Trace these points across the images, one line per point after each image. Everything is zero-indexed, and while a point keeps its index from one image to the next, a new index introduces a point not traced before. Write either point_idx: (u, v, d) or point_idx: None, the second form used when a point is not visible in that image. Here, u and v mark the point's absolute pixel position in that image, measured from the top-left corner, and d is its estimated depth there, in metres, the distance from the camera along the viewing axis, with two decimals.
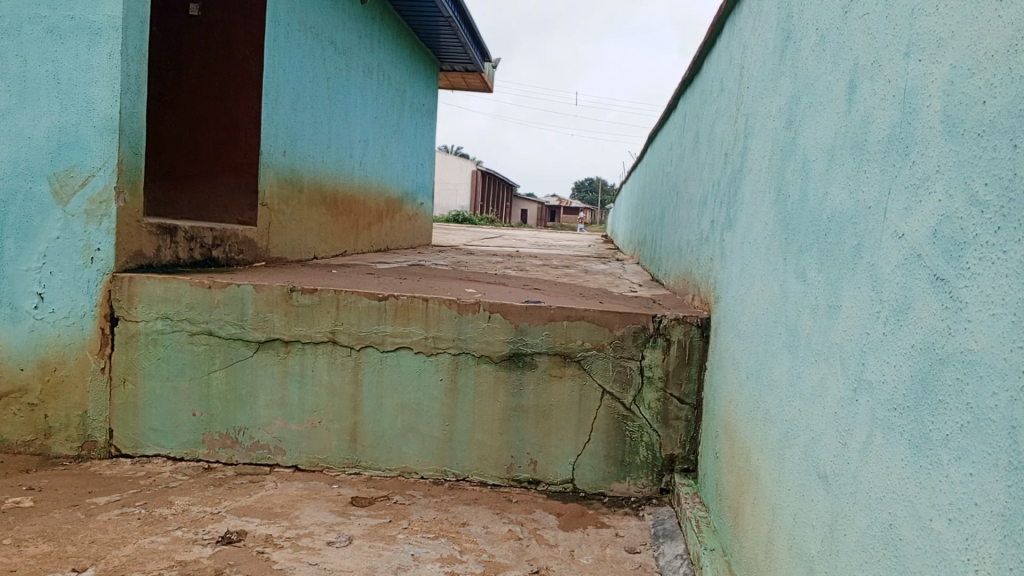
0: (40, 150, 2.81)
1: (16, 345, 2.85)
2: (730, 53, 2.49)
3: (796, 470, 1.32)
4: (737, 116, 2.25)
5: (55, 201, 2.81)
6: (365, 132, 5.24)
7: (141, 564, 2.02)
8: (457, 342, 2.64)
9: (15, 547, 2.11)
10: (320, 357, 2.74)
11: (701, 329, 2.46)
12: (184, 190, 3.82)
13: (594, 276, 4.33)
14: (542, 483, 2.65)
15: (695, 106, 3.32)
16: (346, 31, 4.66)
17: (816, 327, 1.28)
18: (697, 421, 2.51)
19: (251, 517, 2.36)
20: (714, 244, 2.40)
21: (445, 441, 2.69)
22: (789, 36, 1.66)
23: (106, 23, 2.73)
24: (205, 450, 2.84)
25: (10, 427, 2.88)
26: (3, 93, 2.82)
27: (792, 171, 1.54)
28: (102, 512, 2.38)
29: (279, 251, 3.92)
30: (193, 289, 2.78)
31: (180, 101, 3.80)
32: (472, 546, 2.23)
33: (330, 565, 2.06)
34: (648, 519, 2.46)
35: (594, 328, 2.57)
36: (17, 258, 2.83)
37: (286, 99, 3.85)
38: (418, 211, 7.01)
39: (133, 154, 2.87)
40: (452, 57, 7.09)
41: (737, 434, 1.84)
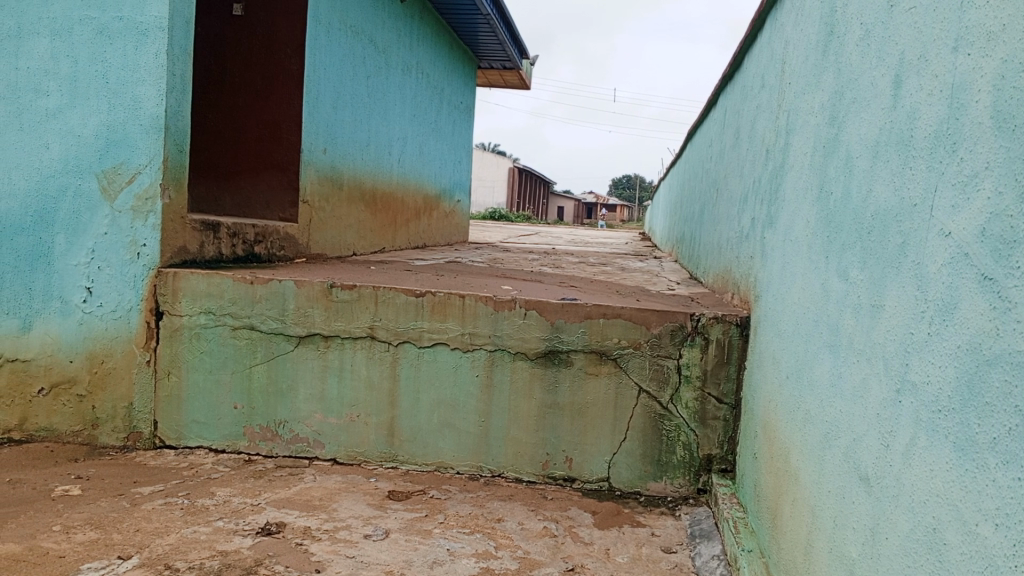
0: (89, 148, 2.89)
1: (65, 338, 2.94)
2: (771, 49, 2.45)
3: (837, 472, 1.30)
4: (778, 112, 2.22)
5: (103, 197, 2.88)
6: (403, 130, 5.28)
7: (184, 554, 2.06)
8: (493, 339, 2.65)
9: (64, 534, 2.17)
10: (358, 352, 2.77)
11: (740, 328, 2.43)
12: (226, 187, 3.89)
13: (631, 274, 4.30)
14: (578, 481, 2.64)
15: (735, 103, 3.28)
16: (386, 30, 4.70)
17: (859, 327, 1.25)
18: (736, 421, 2.48)
19: (291, 510, 2.40)
20: (755, 242, 2.37)
21: (481, 437, 2.70)
22: (833, 30, 1.63)
23: (153, 23, 2.79)
24: (245, 442, 2.89)
25: (60, 417, 2.97)
26: (54, 93, 2.90)
27: (834, 168, 1.51)
28: (147, 502, 2.44)
29: (320, 247, 3.98)
30: (236, 284, 2.83)
31: (223, 99, 3.86)
32: (507, 542, 2.24)
33: (368, 558, 2.08)
34: (685, 519, 2.44)
35: (630, 326, 2.56)
36: (67, 253, 2.91)
37: (327, 97, 3.90)
38: (455, 208, 7.04)
39: (178, 152, 2.93)
40: (490, 54, 7.10)
41: (777, 435, 1.82)
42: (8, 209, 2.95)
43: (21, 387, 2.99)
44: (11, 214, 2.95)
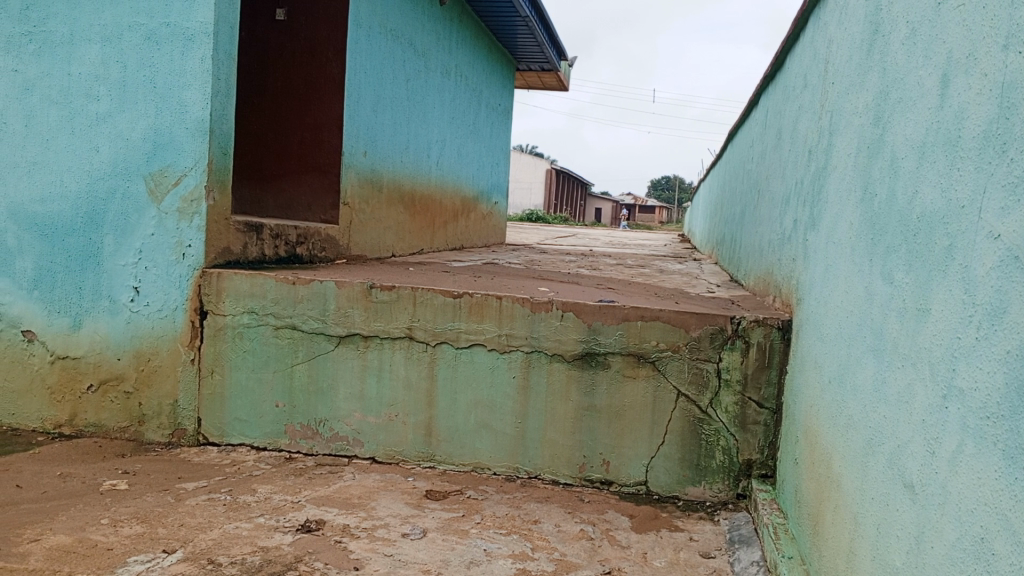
0: (137, 151, 2.96)
1: (114, 336, 3.02)
2: (815, 48, 2.41)
3: (881, 479, 1.27)
4: (821, 112, 2.18)
5: (150, 199, 2.95)
6: (442, 132, 5.31)
7: (226, 549, 2.10)
8: (530, 340, 2.65)
9: (112, 527, 2.23)
10: (397, 352, 2.79)
11: (782, 331, 2.40)
12: (269, 189, 3.95)
13: (669, 276, 4.27)
14: (615, 484, 2.63)
15: (777, 104, 3.23)
16: (425, 33, 4.73)
17: (904, 331, 1.23)
18: (777, 426, 2.45)
19: (330, 507, 2.43)
20: (797, 244, 2.33)
21: (517, 439, 2.71)
22: (878, 29, 1.60)
23: (199, 29, 2.85)
24: (287, 440, 2.94)
25: (108, 413, 3.06)
26: (103, 97, 2.98)
27: (879, 169, 1.49)
28: (191, 497, 2.49)
29: (360, 248, 4.02)
30: (278, 284, 2.88)
31: (266, 102, 3.93)
32: (543, 544, 2.24)
33: (405, 556, 2.10)
34: (724, 524, 2.42)
35: (669, 329, 2.54)
36: (115, 254, 3.00)
37: (367, 100, 3.94)
38: (493, 210, 7.07)
39: (222, 154, 2.99)
40: (529, 56, 7.11)
41: (818, 441, 1.79)
42: (60, 211, 3.05)
43: (72, 384, 3.09)
44: (63, 215, 3.05)
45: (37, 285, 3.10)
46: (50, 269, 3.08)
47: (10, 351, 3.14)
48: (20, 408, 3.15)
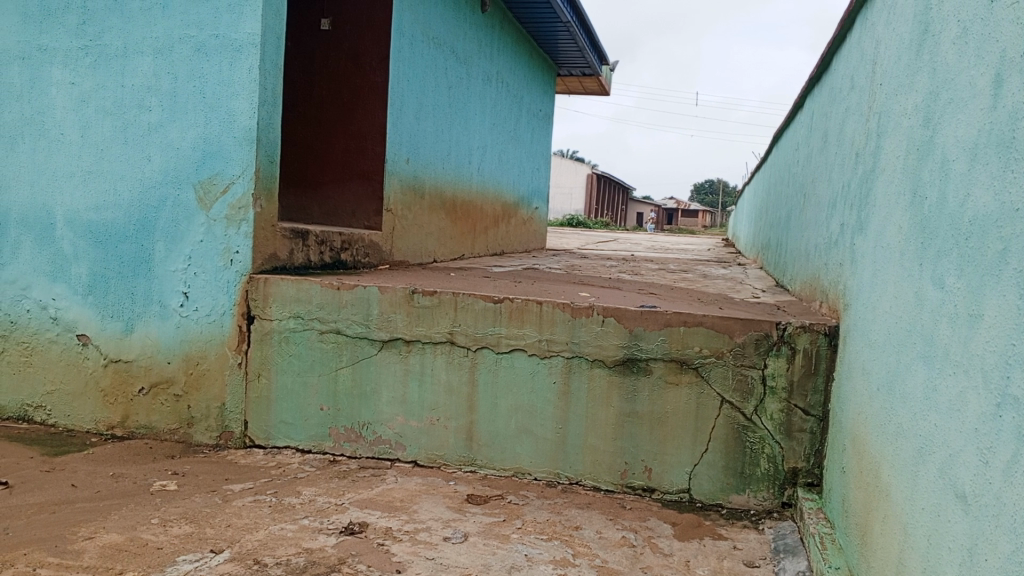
0: (187, 159, 3.04)
1: (164, 340, 3.10)
2: (862, 49, 2.37)
3: (931, 489, 1.24)
4: (868, 114, 2.14)
5: (199, 207, 3.02)
6: (483, 138, 5.34)
7: (271, 549, 2.14)
8: (571, 346, 2.65)
9: (162, 527, 2.29)
10: (438, 356, 2.81)
11: (829, 337, 2.36)
12: (314, 196, 4.02)
13: (713, 281, 4.22)
14: (657, 492, 2.60)
15: (823, 106, 3.18)
16: (467, 40, 4.77)
17: (955, 338, 1.20)
18: (823, 434, 2.41)
19: (373, 510, 2.46)
20: (844, 248, 2.29)
21: (558, 444, 2.70)
22: (927, 29, 1.57)
23: (247, 40, 2.92)
24: (331, 443, 2.98)
25: (158, 415, 3.13)
26: (155, 107, 3.07)
27: (929, 172, 1.45)
28: (237, 499, 2.54)
29: (402, 254, 4.06)
30: (323, 290, 2.93)
31: (311, 110, 3.99)
32: (585, 550, 2.23)
33: (447, 560, 2.11)
34: (769, 533, 2.38)
35: (712, 335, 2.51)
36: (166, 260, 3.08)
37: (409, 108, 3.99)
38: (533, 216, 7.08)
39: (269, 162, 3.05)
40: (570, 61, 7.12)
41: (866, 449, 1.75)
42: (113, 218, 3.15)
43: (124, 386, 3.17)
44: (116, 223, 3.14)
45: (92, 290, 3.20)
46: (104, 275, 3.18)
47: (66, 354, 3.25)
48: (75, 410, 3.25)
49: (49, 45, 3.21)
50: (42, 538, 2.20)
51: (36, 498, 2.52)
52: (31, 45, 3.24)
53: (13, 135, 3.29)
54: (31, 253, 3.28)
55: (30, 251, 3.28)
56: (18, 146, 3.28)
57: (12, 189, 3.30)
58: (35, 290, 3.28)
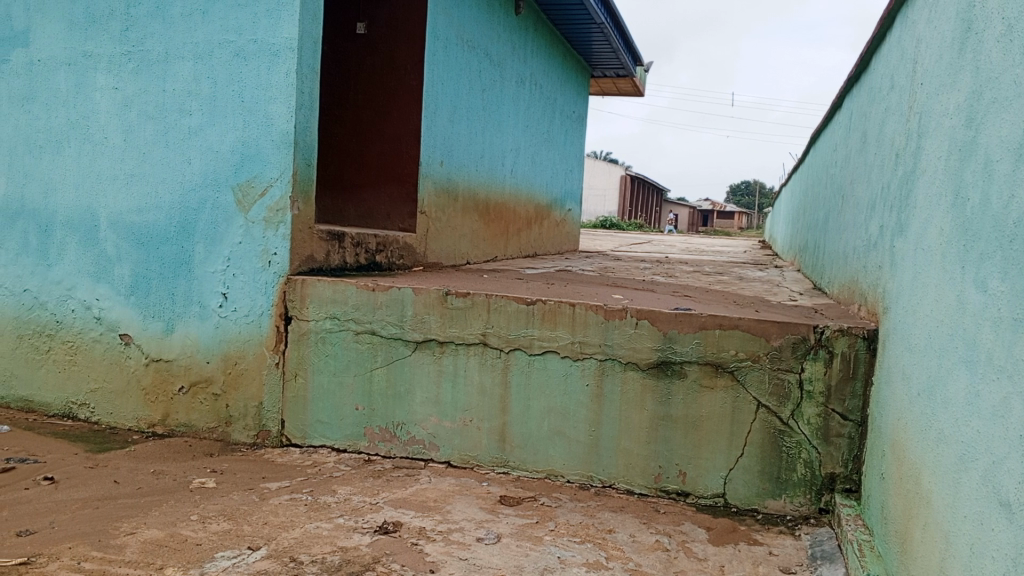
0: (226, 162, 3.09)
1: (203, 341, 3.16)
2: (902, 48, 2.33)
3: (974, 496, 1.22)
4: (909, 114, 2.11)
5: (238, 209, 3.08)
6: (517, 141, 5.35)
7: (307, 547, 2.16)
8: (604, 348, 2.64)
9: (201, 523, 2.33)
10: (471, 357, 2.82)
11: (868, 341, 2.32)
12: (350, 198, 4.06)
13: (748, 284, 4.18)
14: (692, 496, 2.58)
15: (863, 105, 3.12)
16: (501, 43, 4.79)
17: (999, 343, 1.17)
18: (862, 439, 2.37)
19: (407, 510, 2.47)
20: (884, 250, 2.25)
21: (591, 447, 2.69)
22: (971, 27, 1.54)
23: (284, 44, 2.96)
24: (365, 443, 3.00)
25: (198, 414, 3.20)
26: (195, 111, 3.13)
27: (972, 173, 1.42)
28: (274, 497, 2.57)
29: (436, 256, 4.09)
30: (359, 291, 2.96)
31: (347, 114, 4.04)
32: (618, 554, 2.22)
33: (480, 561, 2.12)
34: (805, 539, 2.35)
35: (748, 338, 2.49)
36: (206, 261, 3.13)
37: (444, 111, 4.01)
38: (566, 217, 7.08)
39: (306, 165, 3.09)
40: (604, 62, 7.10)
41: (906, 455, 1.72)
42: (154, 220, 3.22)
43: (165, 385, 3.24)
44: (158, 225, 3.21)
45: (134, 290, 3.27)
46: (145, 276, 3.25)
47: (108, 353, 3.32)
48: (117, 408, 3.33)
49: (94, 51, 3.30)
50: (86, 532, 2.25)
51: (80, 493, 2.58)
52: (76, 51, 3.33)
53: (59, 139, 3.38)
54: (76, 254, 3.37)
55: (75, 252, 3.37)
56: (64, 150, 3.37)
57: (58, 192, 3.39)
58: (79, 290, 3.37)
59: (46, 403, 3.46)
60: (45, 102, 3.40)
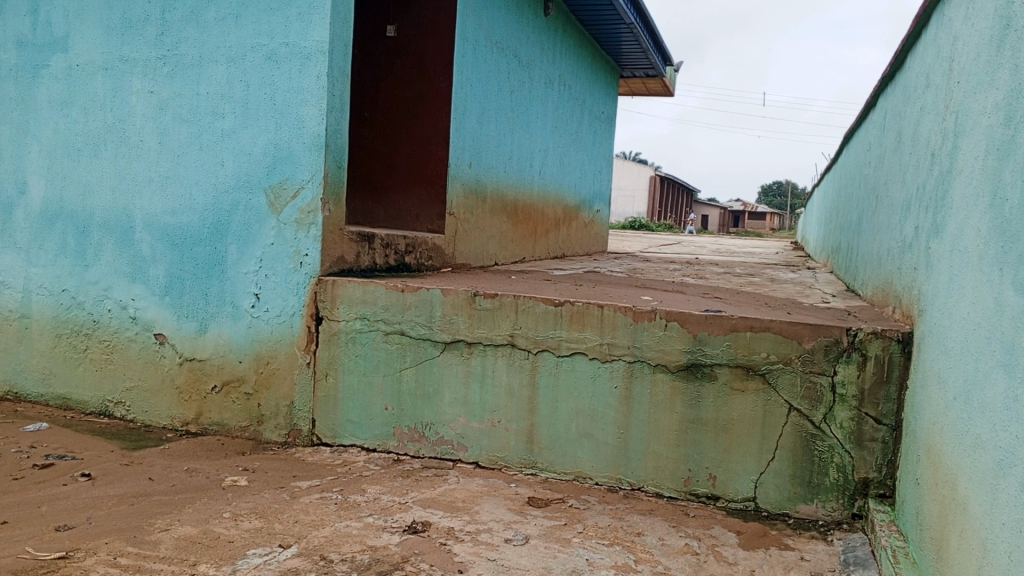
0: (259, 165, 3.13)
1: (236, 341, 3.20)
2: (938, 45, 2.29)
3: (1012, 503, 1.19)
4: (946, 113, 2.07)
5: (271, 211, 3.11)
6: (546, 142, 5.35)
7: (337, 546, 2.18)
8: (633, 350, 2.63)
9: (233, 521, 2.36)
10: (499, 359, 2.83)
11: (902, 344, 2.29)
12: (379, 200, 4.09)
13: (780, 285, 4.13)
14: (722, 499, 2.56)
15: (897, 105, 3.08)
16: (530, 44, 4.79)
17: None
18: (896, 444, 2.33)
19: (436, 510, 2.48)
20: (919, 251, 2.21)
21: (620, 449, 2.68)
22: (1009, 23, 1.51)
23: (316, 48, 2.99)
24: (395, 443, 3.02)
25: (230, 413, 3.24)
26: (228, 115, 3.18)
27: (1010, 172, 1.39)
28: (305, 495, 2.60)
29: (464, 257, 4.11)
30: (389, 292, 2.98)
31: (377, 116, 4.07)
32: (647, 557, 2.21)
33: (508, 562, 2.12)
34: (838, 544, 2.32)
35: (780, 340, 2.46)
36: (238, 262, 3.18)
37: (473, 112, 4.03)
38: (595, 218, 7.06)
39: (337, 167, 3.12)
40: (633, 62, 7.06)
41: (942, 461, 1.69)
42: (188, 222, 3.27)
43: (198, 384, 3.29)
44: (192, 226, 3.26)
45: (168, 291, 3.33)
46: (179, 276, 3.30)
47: (144, 353, 3.38)
48: (152, 407, 3.39)
49: (130, 56, 3.36)
50: (121, 528, 2.30)
51: (116, 489, 2.63)
52: (113, 56, 3.40)
53: (96, 142, 3.45)
54: (112, 255, 3.44)
55: (111, 253, 3.44)
56: (101, 153, 3.44)
57: (95, 194, 3.46)
58: (115, 291, 3.43)
59: (83, 401, 3.53)
60: (83, 106, 3.47)
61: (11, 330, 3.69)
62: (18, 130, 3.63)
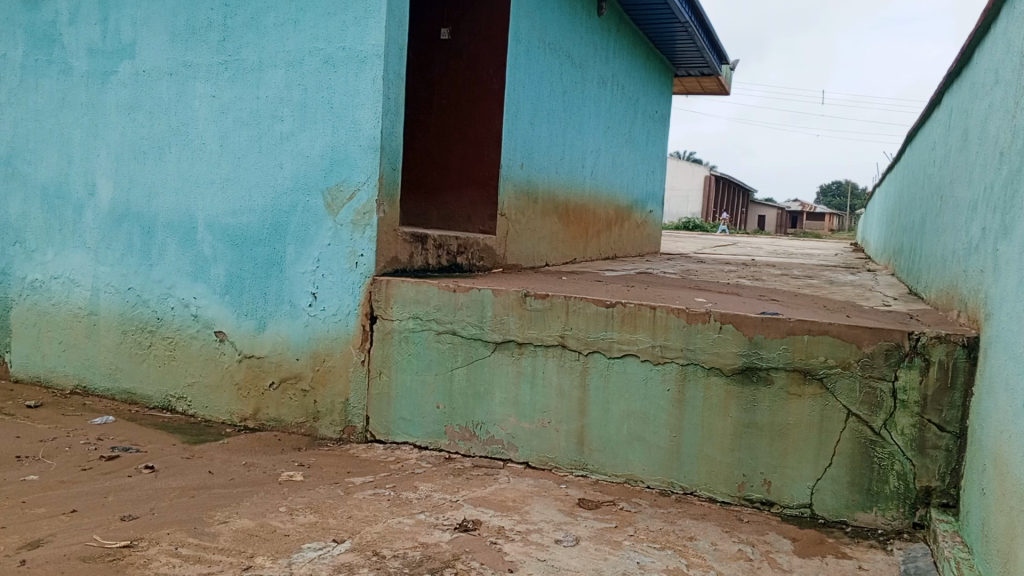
0: (316, 167, 3.20)
1: (293, 339, 3.27)
2: (1007, 39, 2.21)
3: None
4: (1015, 109, 2.00)
5: (328, 212, 3.17)
6: (598, 142, 5.33)
7: (390, 542, 2.21)
8: (686, 352, 2.60)
9: (289, 515, 2.41)
10: (550, 359, 2.83)
11: (967, 349, 2.23)
12: (432, 201, 4.13)
13: (839, 288, 4.04)
14: (777, 505, 2.51)
15: (963, 101, 2.98)
16: (583, 44, 4.79)
17: None
18: (960, 452, 2.27)
19: (486, 508, 2.50)
20: (986, 253, 2.14)
21: (672, 453, 2.65)
22: None
23: (372, 51, 3.04)
24: (446, 441, 3.05)
25: (288, 409, 3.31)
26: (287, 118, 3.25)
27: None
28: (358, 491, 2.65)
29: (515, 258, 4.13)
30: (441, 292, 3.00)
31: (431, 118, 4.11)
32: (699, 561, 2.18)
33: (558, 562, 2.12)
34: (898, 554, 2.25)
35: (838, 344, 2.40)
36: (296, 262, 3.25)
37: (525, 113, 4.04)
38: (648, 219, 7.00)
39: (392, 169, 3.16)
40: (688, 62, 6.99)
41: (1009, 471, 1.64)
42: (248, 222, 3.35)
43: (256, 381, 3.37)
44: (252, 227, 3.35)
45: (228, 290, 3.42)
46: (239, 276, 3.39)
47: (204, 349, 3.49)
48: (211, 402, 3.48)
49: (194, 61, 3.47)
50: (183, 520, 2.37)
51: (177, 482, 2.71)
52: (178, 62, 3.50)
53: (161, 145, 3.57)
54: (176, 254, 3.55)
55: (175, 253, 3.55)
56: (166, 155, 3.56)
57: (160, 195, 3.58)
58: (178, 289, 3.54)
59: (147, 396, 3.65)
60: (149, 110, 3.59)
61: (80, 327, 3.83)
62: (88, 133, 3.77)
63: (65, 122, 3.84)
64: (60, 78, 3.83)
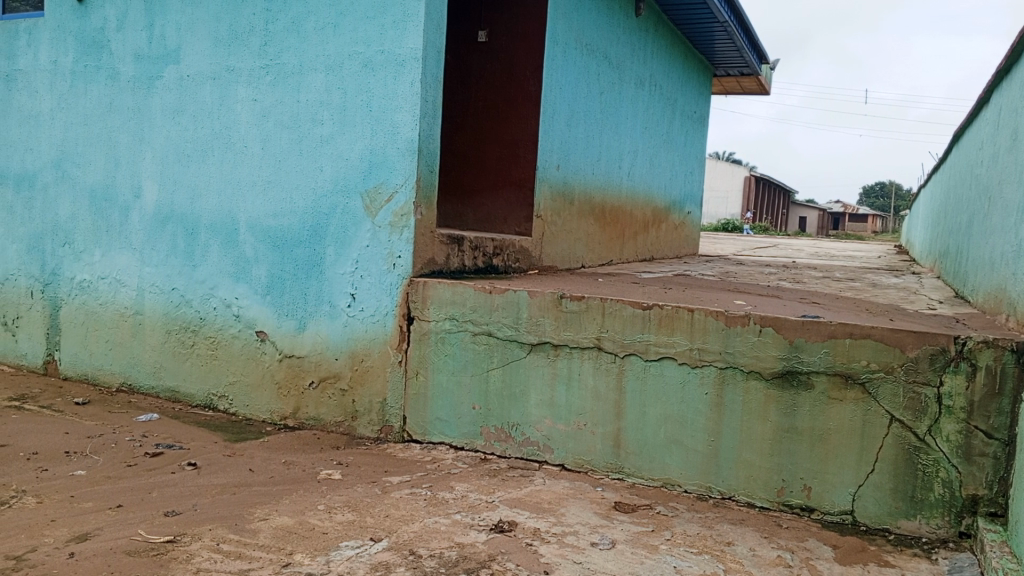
0: (355, 170, 3.23)
1: (333, 339, 3.31)
2: None
3: None
4: None
5: (367, 213, 3.21)
6: (635, 144, 5.31)
7: (426, 542, 2.23)
8: (724, 355, 2.58)
9: (327, 513, 2.45)
10: (586, 361, 2.82)
11: (1016, 354, 2.18)
12: (469, 203, 4.15)
13: (882, 291, 3.96)
14: (817, 511, 2.47)
15: (1013, 100, 2.91)
16: (621, 45, 4.77)
17: None
18: (1009, 460, 2.21)
19: (522, 510, 2.50)
20: None
21: (710, 456, 2.63)
22: None
23: (410, 55, 3.07)
24: (482, 441, 3.06)
25: (327, 408, 3.36)
26: (327, 121, 3.30)
27: None
28: (395, 490, 2.67)
29: (552, 259, 4.13)
30: (477, 293, 3.02)
31: (468, 120, 4.13)
32: (737, 567, 2.16)
33: (594, 565, 2.12)
34: (943, 563, 2.20)
35: (881, 348, 2.35)
36: (336, 263, 3.29)
37: (562, 115, 4.04)
38: (686, 220, 6.94)
39: (429, 172, 3.19)
40: (728, 61, 6.91)
41: None
42: (289, 224, 3.41)
43: (296, 380, 3.42)
44: (292, 228, 3.40)
45: (269, 290, 3.47)
46: (280, 276, 3.44)
47: (246, 349, 3.55)
48: (252, 400, 3.54)
49: (237, 66, 3.53)
50: (224, 516, 2.42)
51: (219, 479, 2.77)
52: (221, 67, 3.57)
53: (204, 149, 3.64)
54: (218, 255, 3.62)
55: (217, 254, 3.62)
56: (209, 159, 3.63)
57: (204, 198, 3.65)
58: (221, 290, 3.61)
59: (190, 394, 3.73)
60: (193, 114, 3.67)
61: (126, 326, 3.93)
62: (134, 137, 3.87)
63: (112, 126, 3.94)
64: (108, 83, 3.93)
